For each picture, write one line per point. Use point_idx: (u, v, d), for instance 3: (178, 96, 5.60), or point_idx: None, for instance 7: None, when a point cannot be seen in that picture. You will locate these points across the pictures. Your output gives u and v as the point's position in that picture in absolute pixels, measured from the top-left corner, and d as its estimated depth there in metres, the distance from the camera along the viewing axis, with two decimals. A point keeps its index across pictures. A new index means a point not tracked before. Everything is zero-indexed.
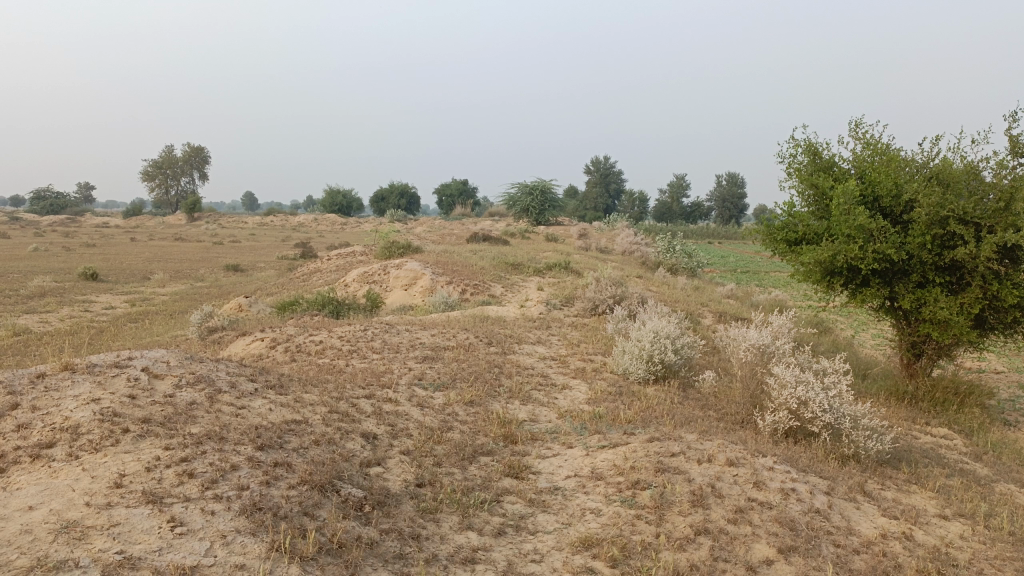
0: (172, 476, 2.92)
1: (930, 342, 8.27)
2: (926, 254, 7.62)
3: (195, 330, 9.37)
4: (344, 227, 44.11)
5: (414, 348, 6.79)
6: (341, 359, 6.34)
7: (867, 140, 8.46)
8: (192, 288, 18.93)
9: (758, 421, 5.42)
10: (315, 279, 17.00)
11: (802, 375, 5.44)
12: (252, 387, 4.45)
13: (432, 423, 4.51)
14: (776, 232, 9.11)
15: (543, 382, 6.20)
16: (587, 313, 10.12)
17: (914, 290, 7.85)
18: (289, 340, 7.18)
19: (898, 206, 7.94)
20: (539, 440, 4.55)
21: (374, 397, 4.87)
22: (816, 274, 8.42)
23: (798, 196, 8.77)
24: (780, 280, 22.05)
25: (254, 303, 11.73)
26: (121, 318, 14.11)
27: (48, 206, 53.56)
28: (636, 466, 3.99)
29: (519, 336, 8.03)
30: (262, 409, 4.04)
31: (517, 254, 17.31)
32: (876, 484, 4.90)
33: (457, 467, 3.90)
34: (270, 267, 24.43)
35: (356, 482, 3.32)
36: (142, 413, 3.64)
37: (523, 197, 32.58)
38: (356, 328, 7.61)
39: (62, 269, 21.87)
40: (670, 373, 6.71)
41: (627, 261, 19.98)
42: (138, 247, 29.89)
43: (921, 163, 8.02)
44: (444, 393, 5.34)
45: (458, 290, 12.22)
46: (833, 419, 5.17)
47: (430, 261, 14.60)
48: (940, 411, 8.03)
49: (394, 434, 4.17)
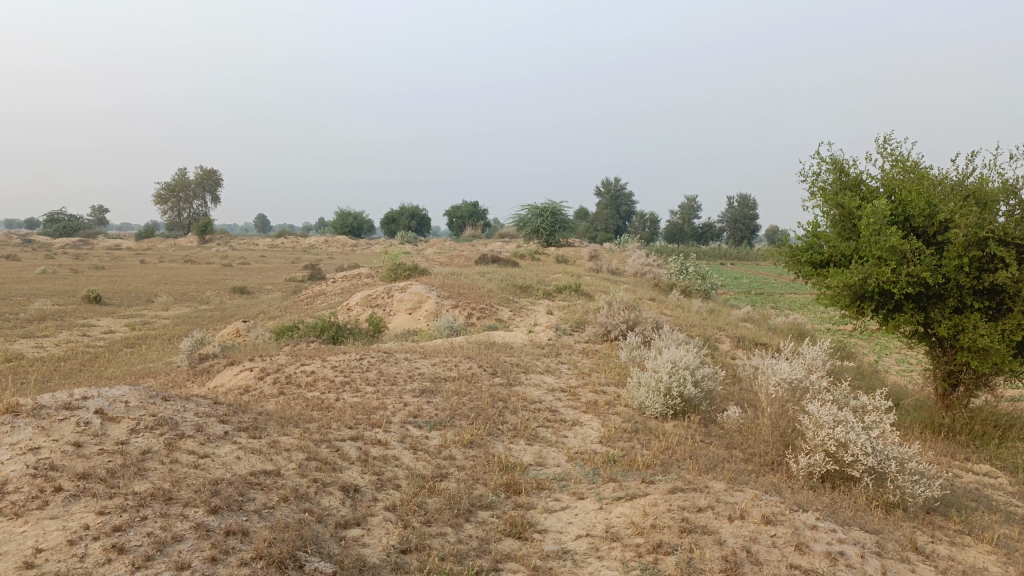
0: (97, 551, 2.41)
1: (968, 372, 7.66)
2: (963, 278, 7.05)
3: (187, 358, 8.91)
4: (354, 249, 43.75)
5: (412, 380, 6.27)
6: (332, 393, 5.83)
7: (897, 156, 7.96)
8: (195, 312, 18.56)
9: (791, 464, 4.86)
10: (320, 302, 16.56)
11: (841, 414, 4.89)
12: (223, 429, 3.95)
13: (424, 470, 3.98)
14: (800, 254, 8.57)
15: (551, 418, 5.66)
16: (598, 339, 9.60)
17: (951, 316, 7.28)
18: (280, 370, 6.69)
19: (932, 226, 7.40)
20: (546, 490, 4.01)
21: (361, 439, 4.35)
22: (845, 299, 7.87)
23: (822, 216, 8.24)
24: (797, 302, 21.42)
25: (252, 327, 11.27)
26: (118, 343, 13.69)
27: (61, 229, 53.64)
28: (658, 524, 3.45)
29: (526, 365, 7.50)
30: (228, 458, 3.53)
31: (526, 275, 16.81)
32: (927, 537, 4.32)
33: (451, 526, 3.37)
34: (277, 289, 24.07)
35: (326, 553, 2.79)
36: (84, 466, 3.14)
37: (534, 218, 32.15)
38: (352, 357, 7.10)
39: (67, 292, 21.57)
40: (690, 407, 6.16)
41: (639, 283, 19.48)
42: (146, 269, 29.60)
43: (955, 180, 7.49)
44: (441, 433, 4.81)
45: (464, 314, 11.71)
46: (875, 463, 4.62)
47: (436, 283, 14.10)
48: (980, 446, 7.42)
49: (380, 486, 3.65)
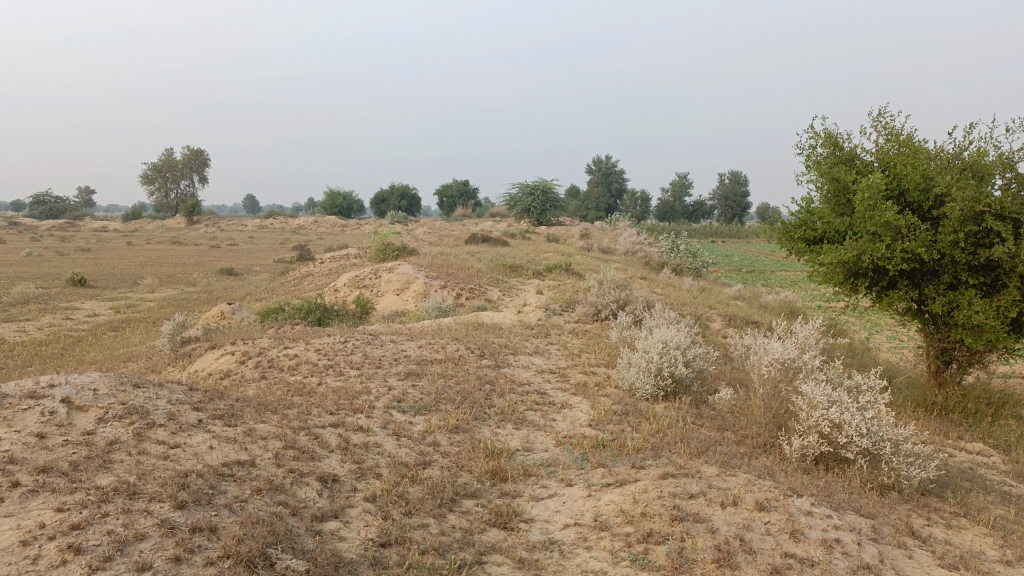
0: (52, 553, 2.27)
1: (962, 349, 7.56)
2: (958, 254, 6.93)
3: (169, 341, 8.72)
4: (343, 229, 43.43)
5: (398, 363, 6.12)
6: (315, 377, 5.68)
7: (891, 130, 7.83)
8: (182, 294, 18.35)
9: (784, 446, 4.76)
10: (307, 283, 16.37)
11: (835, 395, 4.77)
12: (197, 417, 3.80)
13: (407, 458, 3.84)
14: (793, 230, 8.44)
15: (540, 401, 5.52)
16: (588, 318, 9.47)
17: (945, 293, 7.17)
18: (262, 354, 6.53)
19: (927, 201, 7.28)
20: (533, 477, 3.88)
21: (342, 425, 4.21)
22: (838, 276, 7.75)
23: (816, 192, 8.11)
24: (788, 279, 21.33)
25: (237, 309, 11.08)
26: (102, 326, 13.47)
27: (47, 211, 53.08)
28: (649, 512, 3.32)
29: (515, 346, 7.36)
30: (200, 448, 3.38)
31: (517, 255, 16.66)
32: (923, 521, 4.22)
33: (434, 517, 3.23)
34: (264, 270, 23.83)
35: (300, 549, 2.66)
36: (45, 459, 2.99)
37: (524, 197, 31.90)
38: (336, 340, 6.94)
39: (52, 275, 21.29)
40: (681, 388, 6.05)
41: (630, 262, 19.34)
42: (133, 251, 29.28)
43: (951, 154, 7.36)
44: (426, 418, 4.67)
45: (453, 294, 11.56)
46: (870, 445, 4.52)
47: (424, 263, 13.92)
48: (972, 424, 7.34)
49: (360, 475, 3.50)
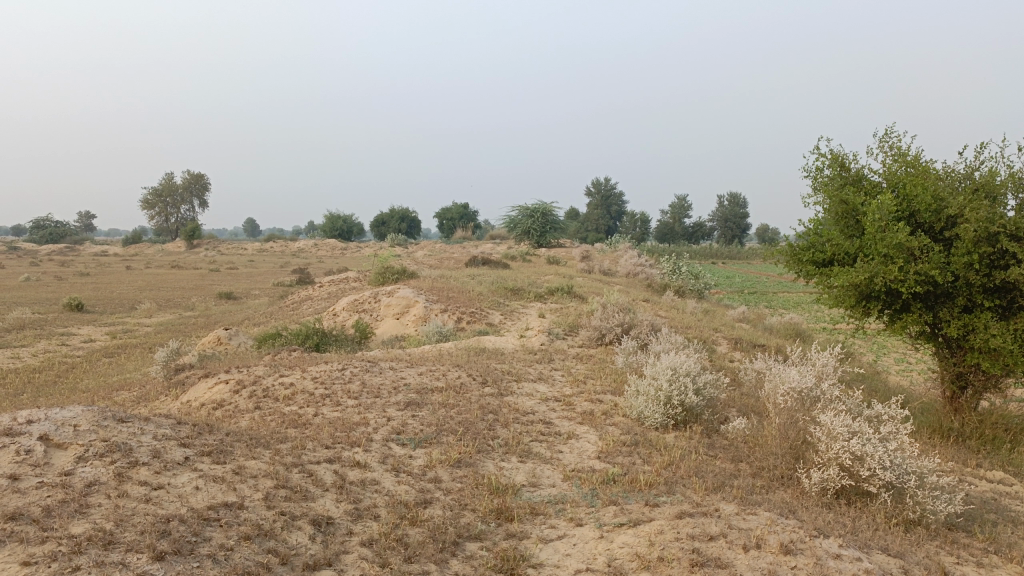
0: None
1: (978, 373, 7.34)
2: (973, 276, 6.73)
3: (163, 369, 8.50)
4: (344, 252, 43.31)
5: (397, 392, 5.90)
6: (311, 407, 5.46)
7: (899, 150, 7.67)
8: (179, 318, 18.13)
9: (802, 479, 4.53)
10: (306, 307, 16.16)
11: (855, 425, 4.55)
12: (183, 454, 3.58)
13: (407, 496, 3.62)
14: (801, 252, 8.25)
15: (545, 431, 5.30)
16: (592, 343, 9.25)
17: (960, 316, 6.97)
18: (257, 382, 6.31)
19: (938, 222, 7.09)
20: (541, 516, 3.65)
21: (338, 461, 3.98)
22: (849, 299, 7.55)
23: (824, 213, 7.93)
24: (791, 301, 21.12)
25: (233, 335, 10.86)
26: (97, 352, 13.24)
27: (47, 235, 53.07)
28: (666, 557, 3.10)
29: (518, 372, 7.14)
30: (185, 490, 3.16)
31: (518, 278, 16.46)
32: (953, 559, 3.98)
33: (435, 563, 3.01)
34: (264, 294, 23.66)
35: None
36: (16, 503, 2.77)
37: (524, 219, 31.79)
38: (334, 367, 6.72)
39: (49, 300, 21.08)
40: (691, 417, 5.82)
41: (632, 284, 19.16)
42: (131, 275, 29.10)
43: (961, 174, 7.19)
44: (427, 451, 4.44)
45: (453, 318, 11.35)
46: (894, 478, 4.29)
47: (424, 287, 13.73)
48: (991, 451, 7.08)
49: (357, 517, 3.28)
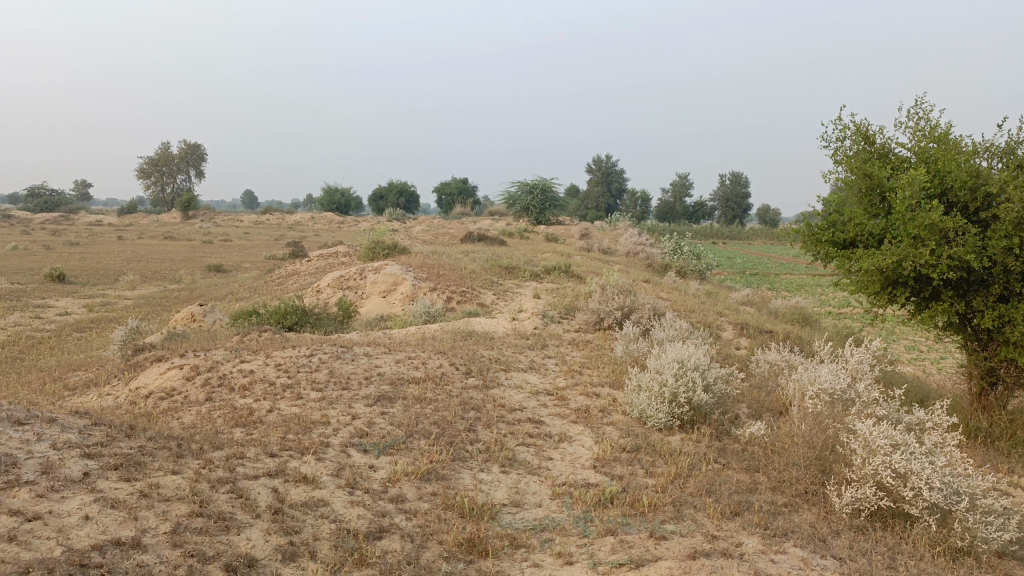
0: None
1: (1011, 369, 6.60)
2: (1014, 261, 6.00)
3: (123, 348, 7.78)
4: (340, 226, 42.55)
5: (368, 384, 5.22)
6: (267, 401, 4.77)
7: (928, 123, 6.95)
8: (163, 291, 17.40)
9: (832, 497, 3.86)
10: (292, 283, 15.44)
11: (897, 437, 3.90)
12: (82, 468, 2.92)
13: (359, 524, 2.95)
14: (820, 232, 7.52)
15: (535, 433, 4.62)
16: (590, 327, 8.56)
17: (995, 306, 6.25)
18: (213, 368, 5.62)
19: (974, 201, 6.38)
20: (522, 550, 2.99)
21: (280, 475, 3.31)
22: (874, 285, 6.83)
23: (845, 191, 7.21)
24: (795, 283, 20.45)
25: (208, 312, 10.13)
26: (68, 327, 12.47)
27: (42, 204, 52.26)
28: None
29: (507, 360, 6.46)
30: (69, 522, 2.50)
31: (512, 255, 15.71)
32: None
33: None
34: (254, 267, 22.90)
35: None
36: None
37: (524, 196, 31.03)
38: (301, 353, 6.02)
39: (30, 269, 20.27)
40: (699, 417, 5.15)
41: (632, 264, 18.48)
42: (120, 245, 28.26)
43: (999, 151, 6.48)
44: (392, 460, 3.77)
45: (443, 298, 10.66)
46: (941, 499, 3.63)
47: (414, 263, 13.01)
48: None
49: (290, 555, 2.62)
